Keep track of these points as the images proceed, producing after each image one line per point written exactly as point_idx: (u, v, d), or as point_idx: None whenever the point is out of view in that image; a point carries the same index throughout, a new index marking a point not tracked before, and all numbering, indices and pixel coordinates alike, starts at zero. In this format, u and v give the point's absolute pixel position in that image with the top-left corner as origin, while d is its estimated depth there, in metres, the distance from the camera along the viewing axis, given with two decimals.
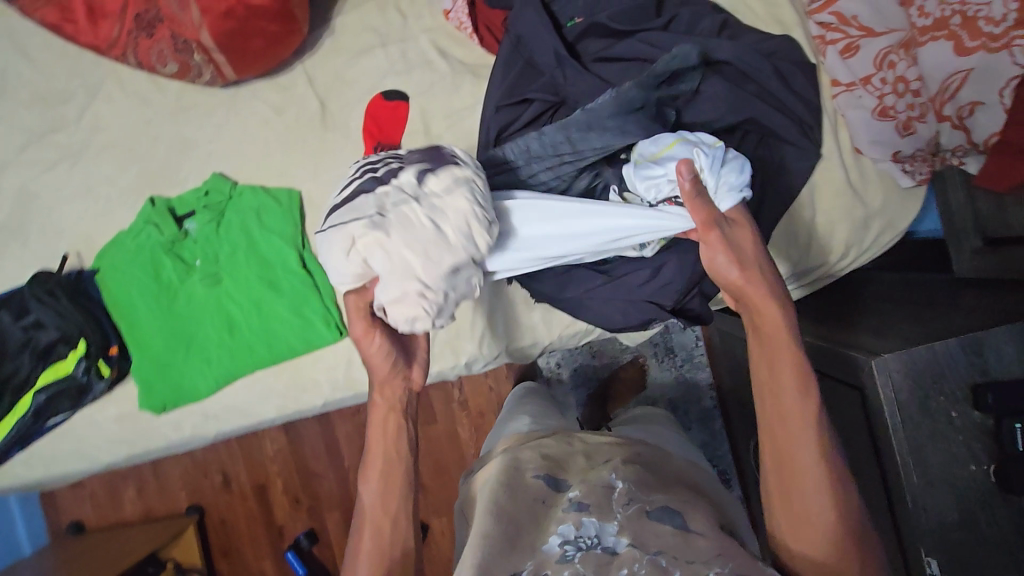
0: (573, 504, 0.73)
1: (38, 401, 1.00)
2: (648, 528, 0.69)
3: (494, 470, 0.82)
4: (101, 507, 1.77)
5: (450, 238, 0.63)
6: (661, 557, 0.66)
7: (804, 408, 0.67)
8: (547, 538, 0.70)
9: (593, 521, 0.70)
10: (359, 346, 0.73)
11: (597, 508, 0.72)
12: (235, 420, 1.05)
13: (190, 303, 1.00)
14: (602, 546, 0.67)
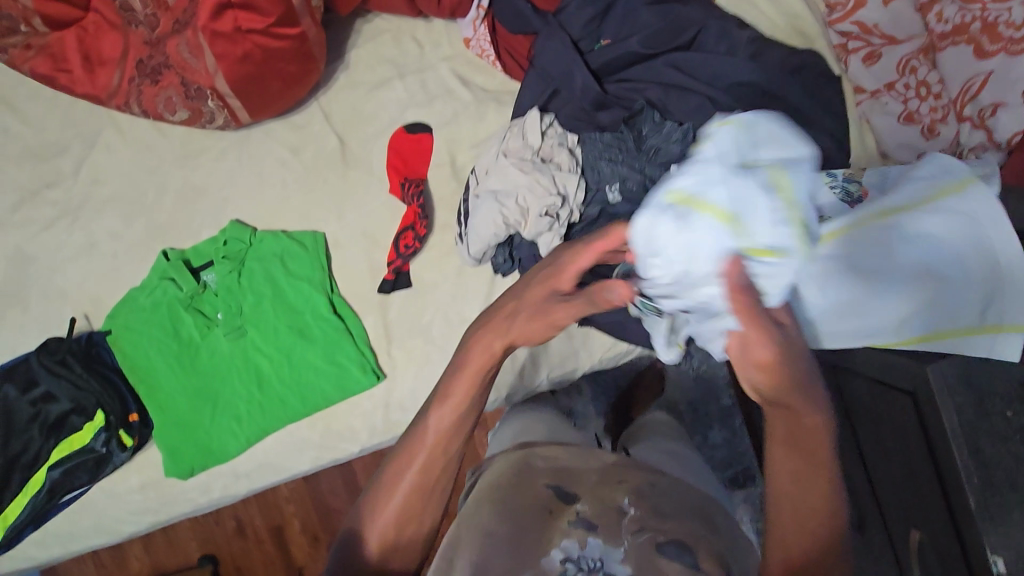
0: (581, 520, 0.66)
1: (53, 478, 0.93)
2: (655, 562, 0.63)
3: (502, 473, 0.75)
4: (106, 569, 1.67)
5: (558, 172, 0.88)
6: None
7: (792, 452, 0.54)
8: (548, 549, 0.64)
9: (599, 542, 0.64)
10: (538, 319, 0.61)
11: (605, 527, 0.66)
12: (267, 477, 0.99)
13: (214, 360, 0.95)
14: (605, 571, 0.62)
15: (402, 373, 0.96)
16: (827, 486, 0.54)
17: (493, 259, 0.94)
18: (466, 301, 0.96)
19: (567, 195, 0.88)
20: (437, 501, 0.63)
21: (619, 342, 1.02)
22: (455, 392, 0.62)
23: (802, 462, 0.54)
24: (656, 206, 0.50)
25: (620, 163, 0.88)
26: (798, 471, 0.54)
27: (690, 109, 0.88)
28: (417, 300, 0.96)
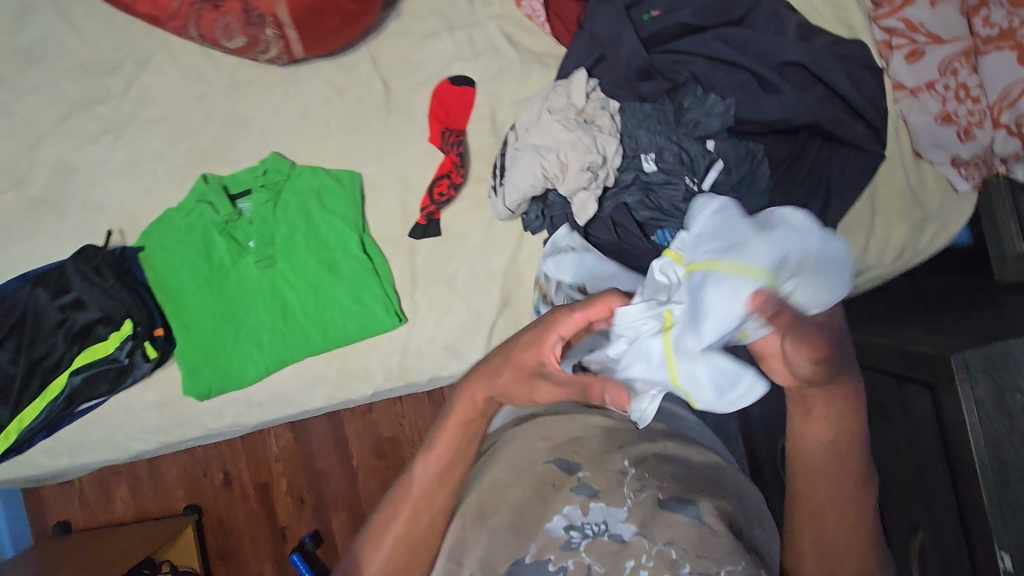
0: (583, 487, 0.68)
1: (74, 383, 0.95)
2: (659, 519, 0.64)
3: (506, 455, 0.74)
4: (91, 508, 1.87)
5: (600, 133, 0.89)
6: (671, 548, 0.62)
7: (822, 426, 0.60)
8: (552, 515, 0.66)
9: (601, 506, 0.66)
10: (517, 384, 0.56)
11: (608, 493, 0.67)
12: (280, 409, 1.01)
13: (242, 287, 0.96)
14: (609, 534, 0.64)
15: (423, 318, 0.98)
16: (853, 458, 0.62)
17: (523, 216, 0.95)
18: (493, 255, 0.98)
19: (606, 157, 0.89)
20: (443, 505, 0.67)
21: None
22: (445, 441, 0.65)
23: (835, 438, 0.61)
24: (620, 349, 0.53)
25: (658, 134, 0.92)
26: (834, 445, 0.61)
27: (734, 85, 0.90)
28: (444, 249, 0.98)
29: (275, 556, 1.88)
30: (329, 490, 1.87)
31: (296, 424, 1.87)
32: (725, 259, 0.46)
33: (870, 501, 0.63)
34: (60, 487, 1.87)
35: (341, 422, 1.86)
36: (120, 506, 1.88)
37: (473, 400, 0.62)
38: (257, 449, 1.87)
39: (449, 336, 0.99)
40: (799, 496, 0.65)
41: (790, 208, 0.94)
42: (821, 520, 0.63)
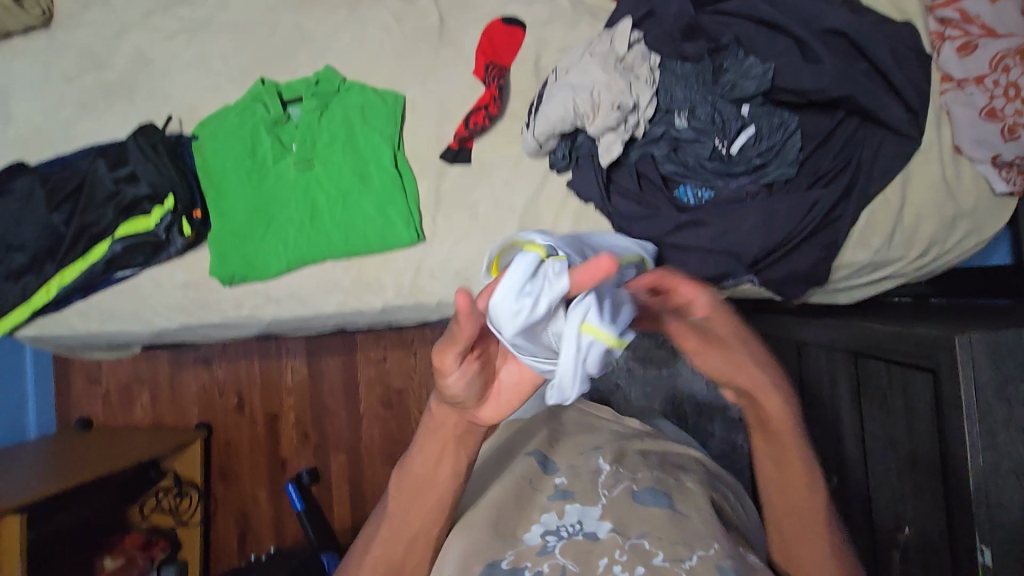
0: (557, 492, 0.74)
1: (113, 250, 1.02)
2: (631, 511, 0.68)
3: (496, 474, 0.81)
4: (112, 408, 2.01)
5: (636, 81, 0.92)
6: (643, 539, 0.63)
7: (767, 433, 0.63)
8: (529, 525, 0.69)
9: (575, 508, 0.70)
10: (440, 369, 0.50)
11: (582, 494, 0.72)
12: (295, 309, 1.06)
13: (278, 185, 1.02)
14: (583, 532, 0.66)
15: (440, 240, 1.02)
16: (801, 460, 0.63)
17: (551, 154, 0.99)
18: (517, 190, 1.01)
19: (638, 104, 0.92)
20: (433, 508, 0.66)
21: None
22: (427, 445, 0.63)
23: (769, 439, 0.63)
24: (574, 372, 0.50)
25: (694, 92, 0.94)
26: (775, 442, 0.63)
27: (775, 51, 0.92)
28: (471, 177, 1.01)
29: (271, 488, 1.94)
30: (332, 431, 1.92)
31: (312, 362, 1.93)
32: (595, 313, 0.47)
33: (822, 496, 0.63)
34: (87, 386, 2.02)
35: (354, 367, 1.91)
36: (138, 413, 2.00)
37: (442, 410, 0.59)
38: (272, 382, 1.95)
39: (463, 262, 1.02)
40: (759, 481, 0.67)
41: (817, 182, 0.95)
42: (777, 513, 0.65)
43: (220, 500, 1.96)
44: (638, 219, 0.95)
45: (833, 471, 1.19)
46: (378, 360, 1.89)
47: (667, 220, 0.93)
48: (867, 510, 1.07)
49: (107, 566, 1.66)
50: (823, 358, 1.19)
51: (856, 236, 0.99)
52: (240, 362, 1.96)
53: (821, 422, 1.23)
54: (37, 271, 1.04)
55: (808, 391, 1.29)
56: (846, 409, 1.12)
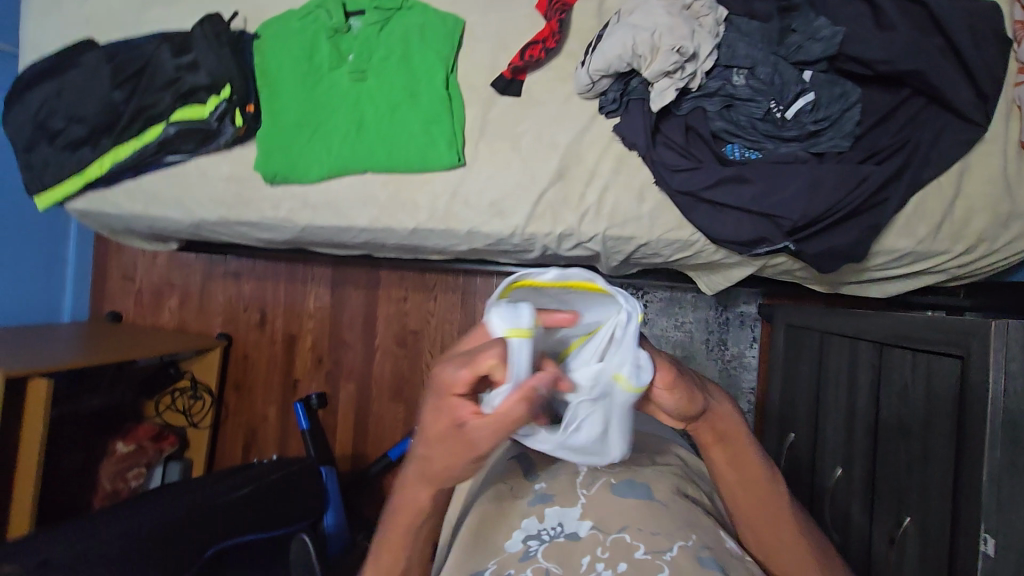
0: (537, 496, 0.79)
1: (166, 133, 1.05)
2: (610, 506, 0.76)
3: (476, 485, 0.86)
4: (145, 307, 2.15)
5: (701, 29, 0.90)
6: (626, 534, 0.71)
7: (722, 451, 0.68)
8: (509, 534, 0.75)
9: (556, 511, 0.76)
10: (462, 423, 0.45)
11: (562, 496, 0.78)
12: (331, 218, 1.09)
13: (331, 93, 1.05)
14: (564, 534, 0.73)
15: (479, 168, 1.03)
16: (756, 460, 0.69)
17: (601, 97, 0.99)
18: (562, 128, 1.01)
19: (699, 54, 0.90)
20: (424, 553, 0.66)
21: (685, 224, 1.02)
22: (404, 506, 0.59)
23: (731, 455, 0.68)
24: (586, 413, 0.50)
25: (757, 48, 0.92)
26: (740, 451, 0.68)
27: (848, 16, 0.89)
28: (518, 110, 1.02)
29: (280, 404, 2.04)
30: (346, 361, 2.00)
31: (335, 292, 2.01)
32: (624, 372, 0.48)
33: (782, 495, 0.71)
34: (122, 284, 2.17)
35: (375, 303, 1.98)
36: (166, 316, 2.13)
37: (421, 503, 0.58)
38: (296, 306, 2.03)
39: (499, 192, 1.03)
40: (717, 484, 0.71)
41: (869, 159, 0.92)
42: (746, 521, 0.72)
43: (230, 409, 2.07)
44: (679, 170, 0.95)
45: (837, 462, 1.19)
46: (398, 300, 1.95)
47: (707, 176, 0.92)
48: (868, 500, 1.07)
49: (119, 451, 1.73)
50: (845, 349, 1.21)
51: (900, 222, 0.97)
52: (267, 282, 2.05)
53: (834, 413, 1.23)
54: (93, 145, 1.09)
55: (823, 385, 1.30)
56: (846, 410, 1.17)
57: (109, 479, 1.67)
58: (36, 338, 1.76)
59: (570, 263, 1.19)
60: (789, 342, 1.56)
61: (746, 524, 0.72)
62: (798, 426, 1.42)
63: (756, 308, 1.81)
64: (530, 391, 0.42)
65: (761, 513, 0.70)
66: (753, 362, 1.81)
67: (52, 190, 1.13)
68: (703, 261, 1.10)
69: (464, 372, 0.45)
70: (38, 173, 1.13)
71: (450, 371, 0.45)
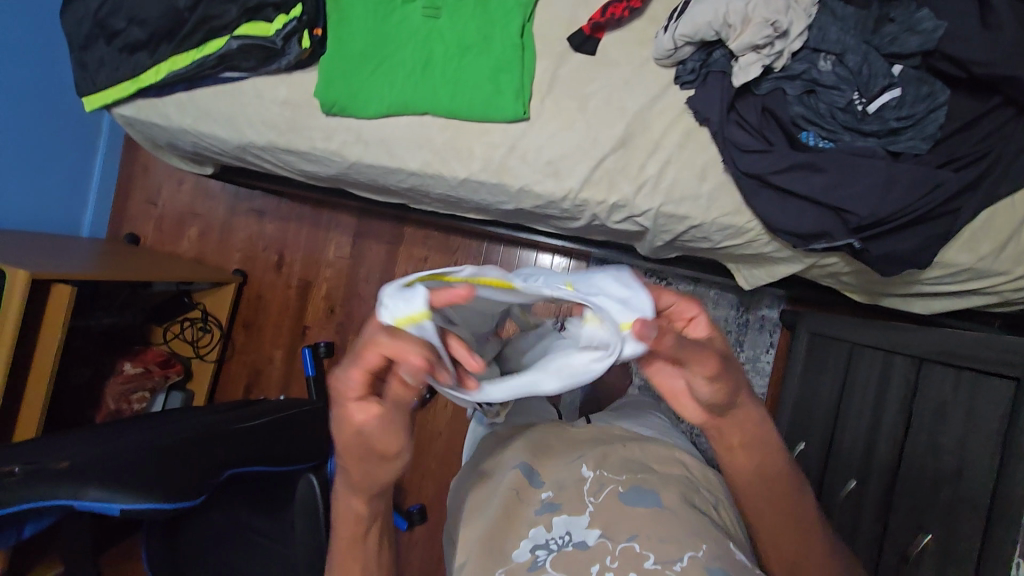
0: (545, 505, 0.74)
1: (229, 47, 1.02)
2: (618, 513, 0.70)
3: (477, 491, 0.83)
4: (164, 234, 2.13)
5: (795, 5, 0.87)
6: (636, 541, 0.65)
7: (747, 454, 0.67)
8: (518, 542, 0.71)
9: (564, 520, 0.71)
10: (364, 433, 0.51)
11: (569, 505, 0.73)
12: (381, 157, 1.07)
13: (400, 27, 1.02)
14: (573, 543, 0.68)
15: (542, 124, 1.01)
16: (777, 466, 0.69)
17: (679, 66, 0.96)
18: (633, 94, 0.98)
19: (790, 31, 0.87)
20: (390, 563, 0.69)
21: (743, 210, 0.99)
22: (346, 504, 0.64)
23: (756, 462, 0.68)
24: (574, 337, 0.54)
25: (849, 34, 0.89)
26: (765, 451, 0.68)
27: (951, 11, 0.85)
28: (590, 70, 0.99)
29: (287, 347, 2.01)
30: (357, 314, 1.96)
31: (357, 242, 1.98)
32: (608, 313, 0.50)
33: (803, 497, 0.72)
34: (145, 207, 2.14)
35: (395, 259, 1.95)
36: (185, 245, 2.10)
37: (359, 513, 0.65)
38: (316, 252, 2.01)
39: (557, 151, 1.01)
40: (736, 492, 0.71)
41: (947, 164, 0.89)
42: (767, 514, 0.71)
43: (237, 347, 2.05)
44: (749, 152, 0.92)
45: (852, 475, 1.15)
46: (419, 260, 1.93)
47: (776, 161, 0.90)
48: (879, 515, 1.04)
49: (127, 370, 1.70)
50: (878, 362, 1.18)
51: (964, 235, 0.94)
52: (290, 225, 2.03)
53: (853, 422, 1.20)
54: (152, 51, 1.07)
55: (843, 396, 1.27)
56: (869, 424, 1.14)
57: (113, 399, 1.65)
58: (55, 249, 1.75)
59: (614, 236, 1.16)
60: (809, 354, 1.53)
61: (767, 530, 0.72)
62: (810, 436, 1.39)
63: (778, 314, 1.76)
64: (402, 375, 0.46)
65: (784, 519, 0.71)
66: (767, 367, 1.76)
67: (105, 92, 1.12)
68: (751, 253, 1.09)
69: (356, 378, 0.48)
70: (92, 73, 1.11)
71: (342, 380, 0.48)
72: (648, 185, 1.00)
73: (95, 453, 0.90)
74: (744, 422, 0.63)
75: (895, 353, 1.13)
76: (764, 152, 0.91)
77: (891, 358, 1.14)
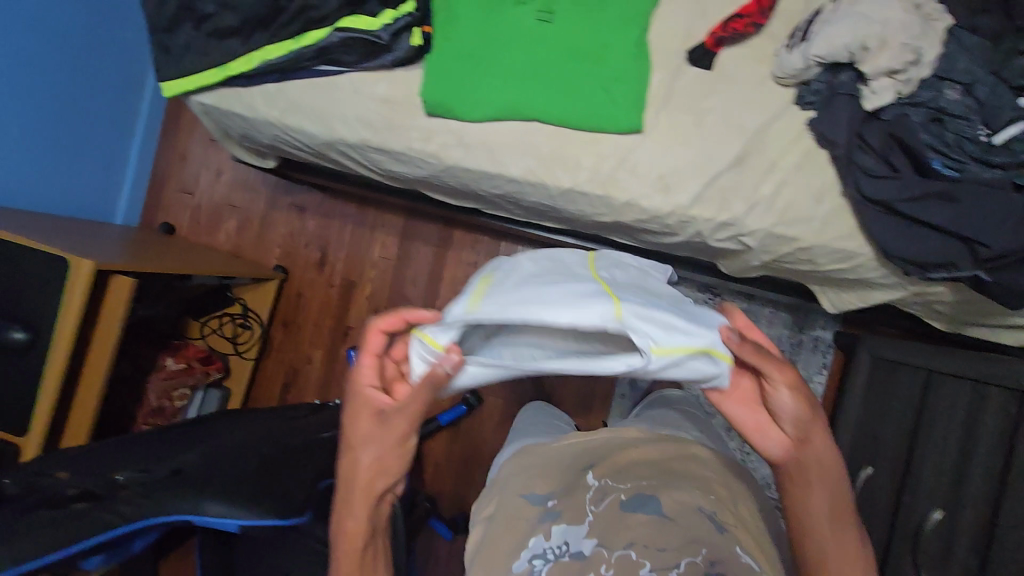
0: (548, 515, 0.79)
1: (331, 39, 0.98)
2: (617, 521, 0.74)
3: (493, 506, 0.89)
4: (200, 225, 2.06)
5: (930, 33, 0.85)
6: (631, 550, 0.69)
7: (823, 497, 0.66)
8: (518, 553, 0.76)
9: (560, 530, 0.76)
10: (381, 414, 0.71)
11: (570, 512, 0.78)
12: (481, 162, 1.03)
13: (511, 28, 0.97)
14: (569, 552, 0.72)
15: (655, 137, 0.98)
16: (850, 524, 0.67)
17: (801, 87, 0.94)
18: (753, 111, 0.95)
19: (924, 56, 0.84)
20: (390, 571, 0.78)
21: (857, 235, 0.98)
22: (352, 521, 0.75)
23: (831, 508, 0.66)
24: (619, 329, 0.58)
25: (978, 64, 0.86)
26: (836, 498, 0.66)
27: None
28: (709, 85, 0.97)
29: (327, 347, 1.97)
30: None
31: (404, 244, 1.95)
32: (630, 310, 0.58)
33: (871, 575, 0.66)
34: (180, 196, 2.07)
35: (442, 262, 1.92)
36: (222, 237, 2.05)
37: (355, 529, 0.75)
38: (361, 251, 1.97)
39: (668, 167, 0.98)
40: (796, 545, 0.68)
41: None
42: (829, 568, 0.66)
43: (275, 344, 2.00)
44: (878, 178, 0.89)
45: (936, 505, 1.16)
46: (468, 263, 1.90)
47: (903, 189, 0.88)
48: (975, 546, 1.03)
49: (169, 366, 1.66)
50: (965, 393, 1.18)
51: None
52: (334, 222, 1.99)
53: (938, 454, 1.20)
54: (243, 37, 1.01)
55: (922, 425, 1.28)
56: (959, 455, 1.14)
57: (155, 395, 1.62)
58: (90, 235, 1.67)
59: (707, 253, 1.14)
60: (871, 379, 1.53)
61: None
62: (879, 462, 1.38)
63: (832, 335, 1.77)
64: (433, 368, 0.64)
65: None
66: (819, 388, 1.77)
67: (188, 77, 1.05)
68: (852, 279, 1.07)
69: (369, 363, 0.71)
70: (175, 58, 1.05)
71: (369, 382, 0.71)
72: (762, 204, 0.98)
73: (200, 468, 0.82)
74: (823, 459, 0.65)
75: (991, 387, 1.12)
76: (893, 178, 0.88)
77: (985, 391, 1.14)
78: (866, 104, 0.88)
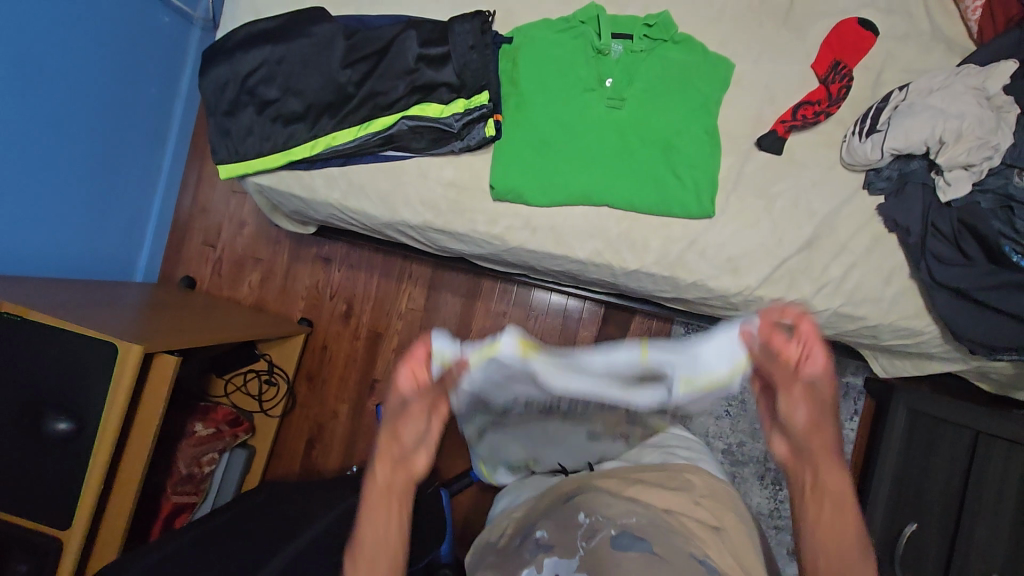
0: (542, 547, 0.81)
1: (400, 126, 0.99)
2: (606, 556, 0.75)
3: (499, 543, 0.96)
4: (221, 278, 2.03)
5: (1004, 124, 0.87)
6: None
7: (824, 506, 0.70)
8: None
9: (554, 561, 0.78)
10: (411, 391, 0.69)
11: (560, 547, 0.80)
12: (548, 243, 1.03)
13: (581, 116, 0.99)
14: None
15: (725, 221, 0.99)
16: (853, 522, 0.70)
17: (870, 173, 0.97)
18: (821, 197, 0.98)
19: (999, 148, 0.86)
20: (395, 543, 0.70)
21: (923, 314, 0.99)
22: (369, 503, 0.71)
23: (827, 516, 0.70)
24: (629, 355, 0.63)
25: None
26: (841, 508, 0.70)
27: None
28: (776, 169, 0.99)
29: (353, 402, 1.93)
30: None
31: (431, 294, 1.92)
32: (651, 345, 0.64)
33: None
34: (201, 249, 2.04)
35: (472, 313, 1.90)
36: (244, 290, 2.01)
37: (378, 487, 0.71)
38: (388, 302, 1.94)
39: (738, 249, 0.99)
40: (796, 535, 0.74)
41: None
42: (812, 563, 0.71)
43: (299, 399, 1.95)
44: (950, 265, 0.92)
45: (993, 570, 1.17)
46: (498, 314, 1.88)
47: (970, 275, 0.90)
48: None
49: (199, 432, 1.58)
50: (1016, 458, 1.19)
51: None
52: (360, 272, 1.95)
53: (991, 515, 1.21)
54: (309, 123, 1.01)
55: (970, 484, 1.29)
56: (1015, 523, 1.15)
57: (185, 463, 1.53)
58: (114, 295, 1.62)
59: None
60: (910, 428, 1.53)
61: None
62: (924, 517, 1.39)
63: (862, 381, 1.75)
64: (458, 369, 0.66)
65: None
66: (851, 434, 1.76)
67: (248, 161, 1.04)
68: (912, 352, 1.09)
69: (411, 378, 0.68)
70: (236, 142, 1.04)
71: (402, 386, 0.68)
72: (831, 287, 0.98)
73: None
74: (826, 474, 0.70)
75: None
76: (963, 265, 0.91)
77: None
78: (940, 195, 0.91)
